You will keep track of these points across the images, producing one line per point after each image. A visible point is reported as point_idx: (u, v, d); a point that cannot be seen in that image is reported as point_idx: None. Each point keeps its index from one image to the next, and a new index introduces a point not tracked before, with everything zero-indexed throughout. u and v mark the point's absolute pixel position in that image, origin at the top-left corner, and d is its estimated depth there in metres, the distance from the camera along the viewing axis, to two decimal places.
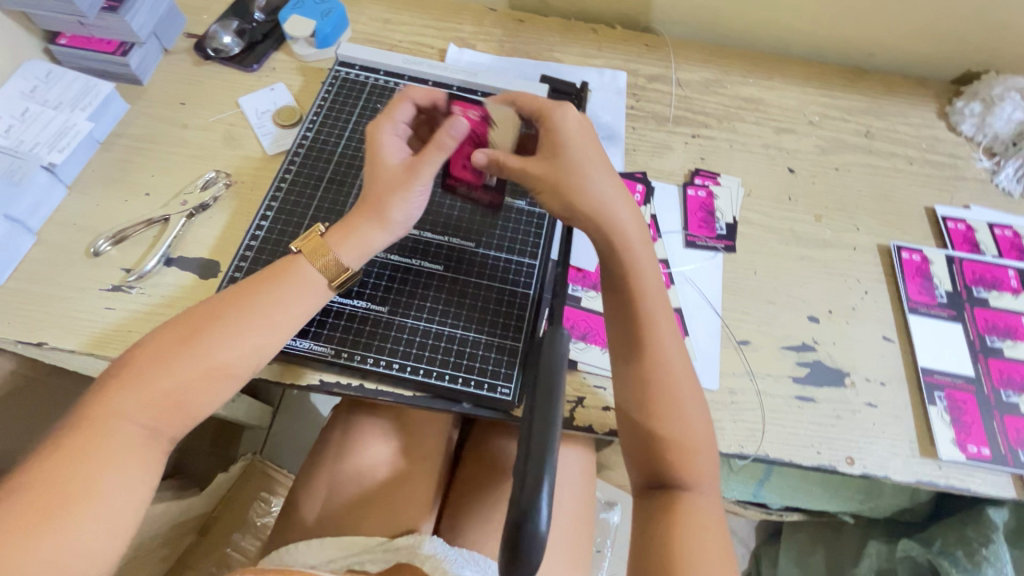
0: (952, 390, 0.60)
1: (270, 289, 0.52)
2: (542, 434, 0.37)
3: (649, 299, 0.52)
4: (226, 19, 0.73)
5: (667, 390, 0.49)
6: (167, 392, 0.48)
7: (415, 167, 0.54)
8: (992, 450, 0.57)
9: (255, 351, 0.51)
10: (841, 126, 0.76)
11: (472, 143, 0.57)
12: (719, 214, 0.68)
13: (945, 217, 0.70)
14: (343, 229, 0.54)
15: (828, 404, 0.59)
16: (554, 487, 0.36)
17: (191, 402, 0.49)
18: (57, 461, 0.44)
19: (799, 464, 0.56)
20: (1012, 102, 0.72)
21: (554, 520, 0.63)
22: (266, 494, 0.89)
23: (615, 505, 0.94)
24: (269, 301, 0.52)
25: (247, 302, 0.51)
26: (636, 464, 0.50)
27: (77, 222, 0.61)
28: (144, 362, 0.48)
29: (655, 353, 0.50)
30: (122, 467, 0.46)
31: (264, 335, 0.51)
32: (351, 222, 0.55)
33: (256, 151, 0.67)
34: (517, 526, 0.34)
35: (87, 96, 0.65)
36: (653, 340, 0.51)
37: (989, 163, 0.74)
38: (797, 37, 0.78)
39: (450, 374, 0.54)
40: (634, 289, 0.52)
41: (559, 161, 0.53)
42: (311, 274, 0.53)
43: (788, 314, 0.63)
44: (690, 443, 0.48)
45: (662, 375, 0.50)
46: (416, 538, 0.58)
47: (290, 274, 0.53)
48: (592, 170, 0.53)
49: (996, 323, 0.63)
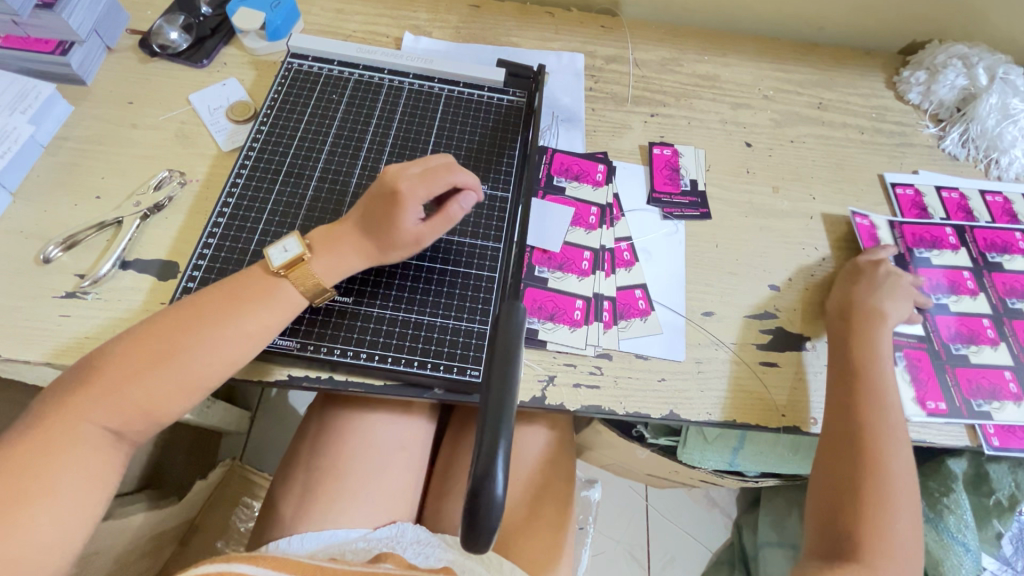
0: (908, 349, 0.62)
1: (246, 298, 0.51)
2: (499, 400, 0.37)
3: (891, 414, 0.56)
4: (171, 14, 0.71)
5: (881, 484, 0.53)
6: (137, 397, 0.47)
7: (423, 241, 0.55)
8: (948, 403, 0.60)
9: (231, 363, 0.50)
10: (795, 100, 0.77)
11: (667, 168, 0.70)
12: (683, 172, 0.70)
13: (894, 183, 0.72)
14: (329, 257, 0.54)
15: (791, 367, 0.61)
16: (511, 449, 0.36)
17: (159, 409, 0.48)
18: (15, 465, 0.43)
19: (764, 426, 0.58)
20: (954, 69, 0.75)
21: (557, 505, 0.66)
22: (248, 498, 0.90)
23: (596, 483, 0.95)
24: (245, 310, 0.51)
25: (223, 311, 0.50)
26: (826, 535, 0.53)
27: (25, 229, 0.59)
28: (114, 366, 0.47)
29: (882, 450, 0.54)
30: (86, 470, 0.45)
31: (241, 348, 0.50)
32: (341, 250, 0.54)
33: (211, 148, 0.65)
34: (475, 493, 0.35)
35: (28, 98, 0.62)
36: (879, 431, 0.55)
37: (936, 129, 0.77)
38: (750, 13, 0.80)
39: (419, 360, 0.54)
40: (872, 383, 0.56)
41: (870, 282, 0.62)
42: (292, 295, 0.53)
43: (750, 284, 0.65)
44: (885, 533, 0.51)
45: (874, 471, 0.53)
46: (397, 530, 0.60)
47: (270, 292, 0.52)
48: (883, 285, 0.62)
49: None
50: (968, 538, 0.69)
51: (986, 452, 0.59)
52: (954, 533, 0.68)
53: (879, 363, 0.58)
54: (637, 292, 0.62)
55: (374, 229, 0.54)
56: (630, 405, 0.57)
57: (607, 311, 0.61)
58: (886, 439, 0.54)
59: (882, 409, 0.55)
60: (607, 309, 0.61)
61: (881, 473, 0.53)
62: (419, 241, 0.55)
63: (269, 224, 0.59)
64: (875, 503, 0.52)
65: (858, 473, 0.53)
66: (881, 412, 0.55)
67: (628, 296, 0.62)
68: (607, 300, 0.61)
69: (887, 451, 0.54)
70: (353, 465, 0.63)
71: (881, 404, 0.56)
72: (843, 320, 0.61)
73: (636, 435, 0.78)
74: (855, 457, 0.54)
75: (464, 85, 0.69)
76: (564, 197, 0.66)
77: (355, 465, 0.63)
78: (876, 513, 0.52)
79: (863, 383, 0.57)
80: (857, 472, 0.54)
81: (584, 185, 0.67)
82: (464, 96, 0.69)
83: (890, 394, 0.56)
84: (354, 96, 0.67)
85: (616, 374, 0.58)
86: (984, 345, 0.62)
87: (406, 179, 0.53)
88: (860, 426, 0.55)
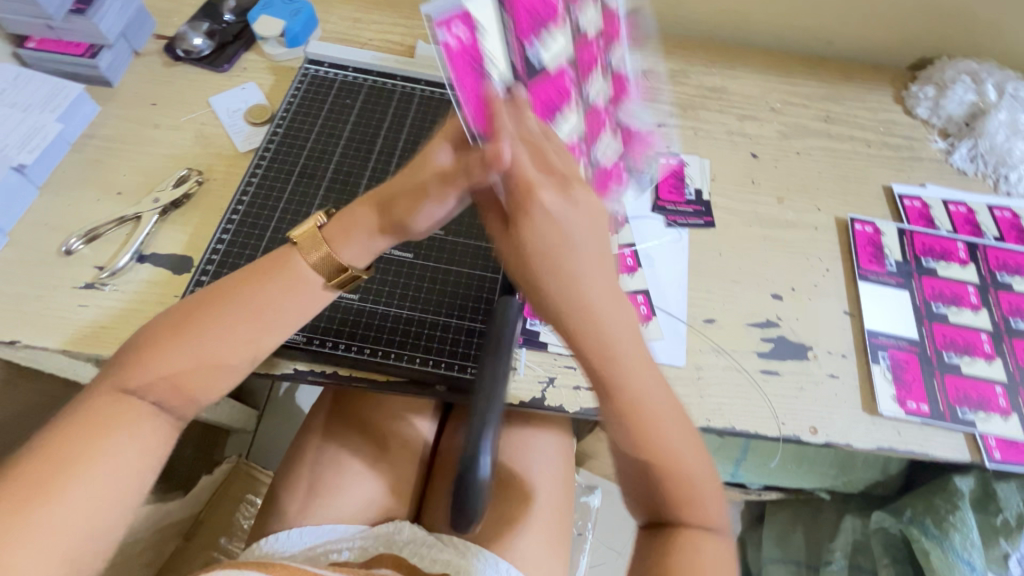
0: (896, 350, 0.62)
1: (272, 277, 0.49)
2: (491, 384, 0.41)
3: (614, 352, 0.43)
4: (197, 21, 0.74)
5: (648, 419, 0.43)
6: (163, 376, 0.45)
7: (440, 186, 0.47)
8: (931, 406, 0.59)
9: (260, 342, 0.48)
10: (801, 112, 0.78)
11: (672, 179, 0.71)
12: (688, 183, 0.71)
13: (902, 195, 0.72)
14: (354, 234, 0.50)
15: (792, 377, 0.61)
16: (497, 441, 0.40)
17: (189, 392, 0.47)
18: (65, 442, 0.42)
19: (764, 435, 0.57)
20: (963, 85, 0.75)
21: (549, 501, 0.65)
22: (251, 495, 0.89)
23: (595, 490, 0.94)
24: (271, 290, 0.49)
25: (249, 292, 0.48)
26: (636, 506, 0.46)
27: (49, 222, 0.61)
28: (149, 348, 0.46)
29: (634, 383, 0.43)
30: (116, 454, 0.43)
31: (271, 326, 0.48)
32: (359, 220, 0.50)
33: (228, 148, 0.68)
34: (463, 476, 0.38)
35: (57, 98, 0.65)
36: (619, 369, 0.43)
37: (944, 144, 0.77)
38: (758, 26, 0.81)
39: (421, 357, 0.55)
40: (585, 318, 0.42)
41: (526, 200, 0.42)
42: (308, 273, 0.50)
43: (753, 292, 0.65)
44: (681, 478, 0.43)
45: (638, 406, 0.43)
46: (394, 526, 0.61)
47: (293, 269, 0.50)
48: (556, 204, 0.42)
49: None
50: (973, 557, 0.67)
51: (987, 466, 0.58)
52: (959, 552, 0.67)
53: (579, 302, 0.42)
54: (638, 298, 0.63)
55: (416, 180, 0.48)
56: None
57: None
58: (621, 346, 0.43)
59: (612, 347, 0.42)
60: None
61: (633, 395, 0.43)
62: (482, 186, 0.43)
63: (280, 221, 0.61)
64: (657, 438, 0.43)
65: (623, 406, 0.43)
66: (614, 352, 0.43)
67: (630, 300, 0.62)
68: None
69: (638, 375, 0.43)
70: (355, 460, 0.64)
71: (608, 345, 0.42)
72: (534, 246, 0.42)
73: None
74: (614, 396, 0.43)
75: None
76: None
77: (356, 460, 0.64)
78: (649, 412, 0.43)
79: (586, 319, 0.42)
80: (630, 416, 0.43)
81: None
82: None
83: (616, 324, 0.42)
84: (367, 102, 0.69)
85: None
86: (979, 358, 0.62)
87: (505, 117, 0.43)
88: (608, 373, 0.43)
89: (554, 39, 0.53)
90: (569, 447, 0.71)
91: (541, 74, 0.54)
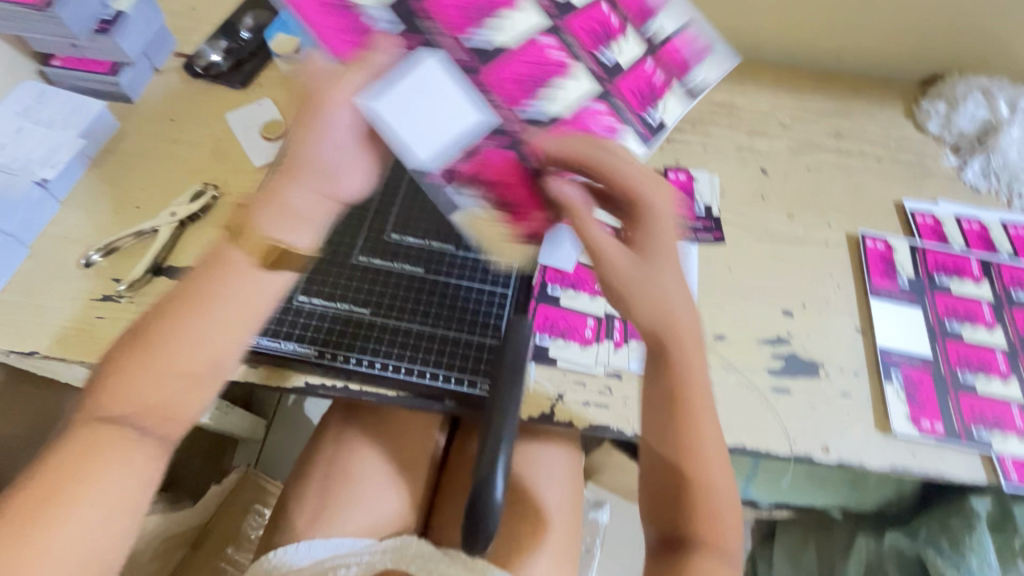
0: (909, 369, 0.62)
1: (213, 274, 0.47)
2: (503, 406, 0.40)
3: (681, 353, 0.50)
4: (215, 39, 0.76)
5: (693, 423, 0.49)
6: (138, 399, 0.43)
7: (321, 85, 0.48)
8: (946, 426, 0.59)
9: (224, 348, 0.46)
10: (811, 128, 0.78)
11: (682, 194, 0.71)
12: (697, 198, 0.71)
13: (914, 211, 0.72)
14: (269, 203, 0.48)
15: (803, 394, 0.60)
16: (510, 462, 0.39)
17: (167, 409, 0.44)
18: (54, 468, 0.41)
19: (774, 454, 0.57)
20: (974, 101, 0.75)
21: (554, 516, 0.65)
22: (259, 506, 0.90)
23: (603, 505, 0.94)
24: (215, 288, 0.46)
25: (194, 294, 0.46)
26: (650, 505, 0.50)
27: (69, 236, 0.63)
28: (112, 373, 0.44)
29: (695, 387, 0.49)
30: (109, 480, 0.42)
31: (235, 327, 0.46)
32: (274, 193, 0.48)
33: (243, 163, 0.69)
34: (474, 498, 0.38)
35: (80, 114, 0.67)
36: (682, 372, 0.49)
37: (956, 159, 0.77)
38: (766, 43, 0.81)
39: (431, 372, 0.56)
40: (666, 327, 0.50)
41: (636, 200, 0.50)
42: (240, 259, 0.47)
43: (764, 308, 0.65)
44: (710, 486, 0.48)
45: (690, 406, 0.49)
46: (401, 541, 0.61)
47: (230, 262, 0.47)
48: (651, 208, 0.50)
49: (588, 30, 0.60)
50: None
51: (1004, 488, 0.57)
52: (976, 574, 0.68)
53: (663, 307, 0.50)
54: None
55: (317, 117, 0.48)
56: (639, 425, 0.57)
57: (618, 330, 0.61)
58: (687, 352, 0.50)
59: (683, 353, 0.50)
60: (619, 328, 0.61)
61: (691, 396, 0.49)
62: (373, 62, 0.49)
63: None
64: (696, 437, 0.48)
65: (674, 400, 0.49)
66: (681, 353, 0.50)
67: None
68: (619, 320, 0.61)
69: (698, 379, 0.49)
70: (365, 474, 0.65)
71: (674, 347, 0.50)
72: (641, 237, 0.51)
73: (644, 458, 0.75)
74: (670, 396, 0.49)
75: None
76: None
77: (366, 474, 0.65)
78: (693, 394, 0.49)
79: (659, 326, 0.50)
80: (677, 414, 0.49)
81: None
82: None
83: (687, 327, 0.50)
84: None
85: (625, 394, 0.59)
86: (994, 377, 0.61)
87: (572, 138, 0.52)
88: (672, 373, 0.49)
89: (556, 89, 0.57)
90: (578, 463, 0.70)
91: (559, 121, 0.56)
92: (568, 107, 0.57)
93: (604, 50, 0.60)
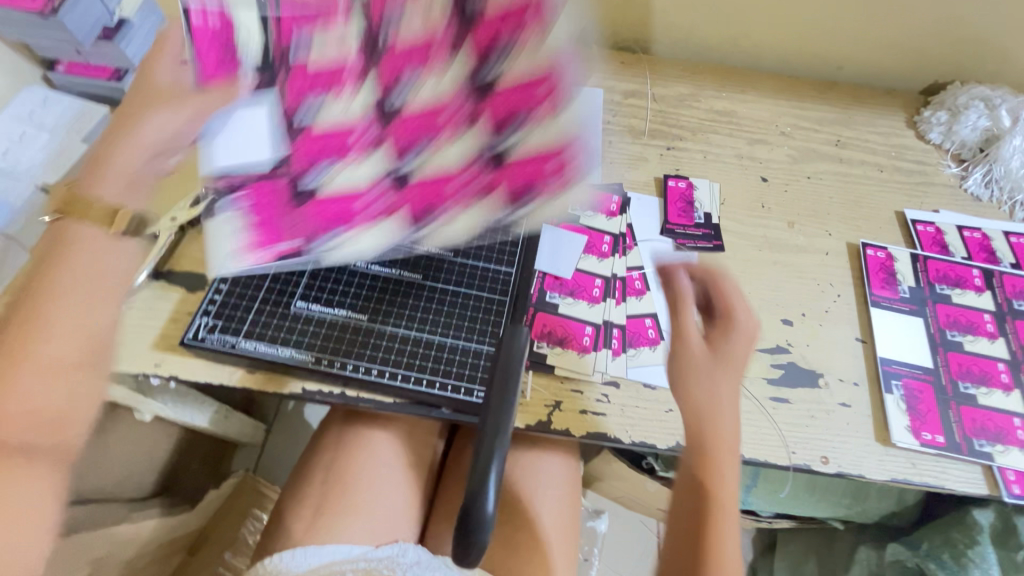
0: (910, 379, 0.61)
1: (56, 264, 0.46)
2: (498, 414, 0.38)
3: (716, 417, 0.51)
4: None
5: (719, 486, 0.49)
6: (20, 411, 0.42)
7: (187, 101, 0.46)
8: (947, 438, 0.58)
9: (93, 322, 0.46)
10: (812, 137, 0.78)
11: (682, 202, 0.71)
12: (697, 206, 0.71)
13: (915, 220, 0.72)
14: (112, 175, 0.48)
15: (803, 404, 0.60)
16: (503, 471, 0.37)
17: (57, 407, 0.43)
18: None
19: (774, 465, 0.56)
20: (976, 110, 0.75)
21: (548, 525, 0.64)
22: (257, 511, 0.91)
23: (602, 514, 0.93)
24: (63, 278, 0.45)
25: (48, 291, 0.45)
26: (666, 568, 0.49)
27: None
28: None
29: (726, 449, 0.50)
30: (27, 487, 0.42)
31: (95, 295, 0.47)
32: (116, 166, 0.48)
33: None
34: (466, 511, 0.36)
35: (83, 119, 0.68)
36: (714, 434, 0.50)
37: (958, 169, 0.77)
38: (767, 52, 0.81)
39: (428, 379, 0.56)
40: (708, 399, 0.51)
41: (732, 319, 0.55)
42: (93, 235, 0.47)
43: (763, 317, 0.64)
44: (728, 554, 0.47)
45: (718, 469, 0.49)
46: (398, 548, 0.60)
47: (77, 246, 0.47)
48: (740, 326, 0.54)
49: (413, 133, 0.43)
50: None
51: (1006, 501, 0.56)
52: None
53: (720, 399, 0.51)
54: (646, 321, 0.62)
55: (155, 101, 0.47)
56: (636, 433, 0.57)
57: (616, 338, 0.61)
58: (724, 418, 0.51)
59: (715, 419, 0.51)
60: (616, 336, 0.61)
61: (720, 459, 0.50)
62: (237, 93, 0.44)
63: None
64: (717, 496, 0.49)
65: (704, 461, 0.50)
66: (717, 417, 0.51)
67: (638, 324, 0.62)
68: (617, 328, 0.61)
69: (727, 442, 0.50)
70: (362, 481, 0.64)
71: (714, 415, 0.51)
72: (718, 343, 0.54)
73: (647, 468, 0.75)
74: (703, 457, 0.50)
75: None
76: (577, 225, 0.67)
77: (363, 481, 0.64)
78: (714, 434, 0.50)
79: (709, 408, 0.51)
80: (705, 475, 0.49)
81: (599, 215, 0.69)
82: None
83: (732, 410, 0.51)
84: None
85: (622, 403, 0.59)
86: (996, 389, 0.61)
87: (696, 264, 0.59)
88: (705, 436, 0.50)
89: (344, 168, 0.44)
90: (577, 471, 0.70)
91: (327, 194, 0.45)
92: (364, 182, 0.44)
93: (414, 155, 0.44)
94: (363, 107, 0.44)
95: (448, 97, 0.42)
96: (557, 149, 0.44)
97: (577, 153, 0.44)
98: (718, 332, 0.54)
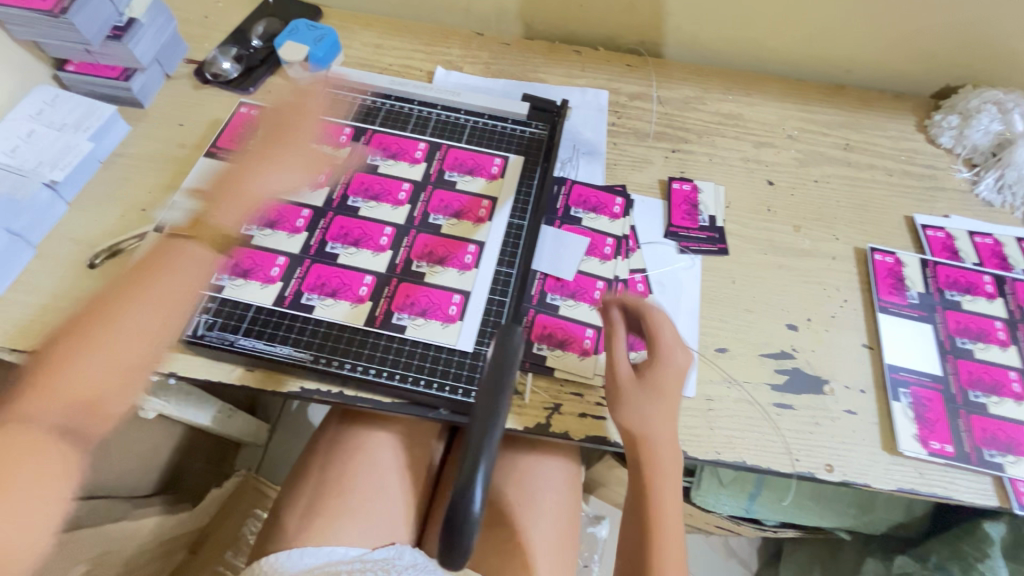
0: (918, 387, 0.60)
1: (151, 272, 0.53)
2: (487, 411, 0.38)
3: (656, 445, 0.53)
4: (226, 46, 0.77)
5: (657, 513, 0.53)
6: (65, 400, 0.46)
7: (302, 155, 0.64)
8: (956, 447, 0.57)
9: (160, 329, 0.52)
10: (819, 140, 0.77)
11: (686, 204, 0.70)
12: (701, 208, 0.70)
13: (924, 225, 0.71)
14: (235, 203, 0.59)
15: (807, 411, 0.59)
16: (490, 474, 0.37)
17: (101, 400, 0.48)
18: None
19: (776, 472, 0.55)
20: (988, 114, 0.73)
21: (543, 533, 0.63)
22: (259, 510, 0.92)
23: (602, 520, 0.92)
24: (151, 283, 0.52)
25: (140, 288, 0.52)
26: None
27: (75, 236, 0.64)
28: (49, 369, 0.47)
29: (664, 478, 0.53)
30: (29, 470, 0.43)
31: (171, 303, 0.53)
32: (228, 200, 0.59)
33: None
34: (452, 510, 0.36)
35: (90, 118, 0.68)
36: (651, 463, 0.53)
37: (969, 174, 0.75)
38: (774, 55, 0.81)
39: (426, 379, 0.55)
40: (642, 432, 0.53)
41: (659, 348, 0.54)
42: (196, 251, 0.56)
43: (767, 322, 0.63)
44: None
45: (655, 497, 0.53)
46: (394, 551, 0.60)
47: (167, 260, 0.54)
48: (669, 357, 0.54)
49: (344, 229, 0.62)
50: None
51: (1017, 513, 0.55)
52: None
53: (654, 431, 0.53)
54: None
55: (284, 152, 0.63)
56: None
57: None
58: (661, 449, 0.53)
59: (654, 451, 0.53)
60: None
61: (657, 486, 0.53)
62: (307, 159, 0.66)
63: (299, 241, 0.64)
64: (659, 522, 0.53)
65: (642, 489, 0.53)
66: (653, 446, 0.53)
67: None
68: None
69: (666, 467, 0.53)
70: (359, 482, 0.64)
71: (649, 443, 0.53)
72: (649, 375, 0.54)
73: None
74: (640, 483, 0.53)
75: (490, 117, 0.72)
76: (579, 227, 0.67)
77: (361, 482, 0.64)
78: (653, 463, 0.53)
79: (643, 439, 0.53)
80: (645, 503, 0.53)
81: (601, 217, 0.68)
82: (489, 126, 0.72)
83: (667, 442, 0.53)
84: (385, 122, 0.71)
85: None
86: (1007, 398, 0.59)
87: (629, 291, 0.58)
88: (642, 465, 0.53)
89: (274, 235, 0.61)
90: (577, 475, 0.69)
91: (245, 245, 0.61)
92: (271, 249, 0.61)
93: (339, 246, 0.61)
94: (323, 200, 0.64)
95: (386, 224, 0.63)
96: (456, 298, 0.59)
97: (464, 312, 0.59)
98: (645, 365, 0.55)
